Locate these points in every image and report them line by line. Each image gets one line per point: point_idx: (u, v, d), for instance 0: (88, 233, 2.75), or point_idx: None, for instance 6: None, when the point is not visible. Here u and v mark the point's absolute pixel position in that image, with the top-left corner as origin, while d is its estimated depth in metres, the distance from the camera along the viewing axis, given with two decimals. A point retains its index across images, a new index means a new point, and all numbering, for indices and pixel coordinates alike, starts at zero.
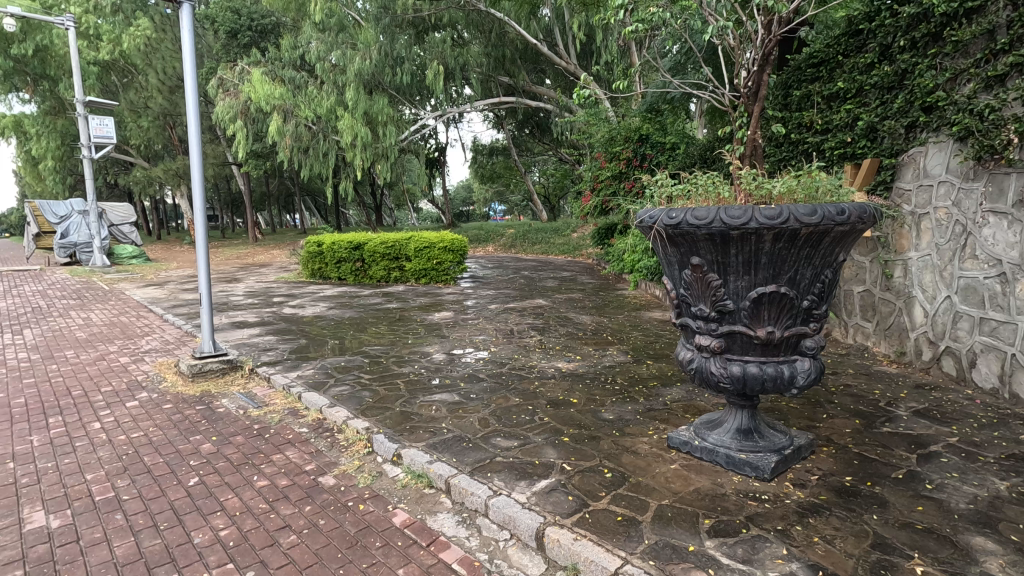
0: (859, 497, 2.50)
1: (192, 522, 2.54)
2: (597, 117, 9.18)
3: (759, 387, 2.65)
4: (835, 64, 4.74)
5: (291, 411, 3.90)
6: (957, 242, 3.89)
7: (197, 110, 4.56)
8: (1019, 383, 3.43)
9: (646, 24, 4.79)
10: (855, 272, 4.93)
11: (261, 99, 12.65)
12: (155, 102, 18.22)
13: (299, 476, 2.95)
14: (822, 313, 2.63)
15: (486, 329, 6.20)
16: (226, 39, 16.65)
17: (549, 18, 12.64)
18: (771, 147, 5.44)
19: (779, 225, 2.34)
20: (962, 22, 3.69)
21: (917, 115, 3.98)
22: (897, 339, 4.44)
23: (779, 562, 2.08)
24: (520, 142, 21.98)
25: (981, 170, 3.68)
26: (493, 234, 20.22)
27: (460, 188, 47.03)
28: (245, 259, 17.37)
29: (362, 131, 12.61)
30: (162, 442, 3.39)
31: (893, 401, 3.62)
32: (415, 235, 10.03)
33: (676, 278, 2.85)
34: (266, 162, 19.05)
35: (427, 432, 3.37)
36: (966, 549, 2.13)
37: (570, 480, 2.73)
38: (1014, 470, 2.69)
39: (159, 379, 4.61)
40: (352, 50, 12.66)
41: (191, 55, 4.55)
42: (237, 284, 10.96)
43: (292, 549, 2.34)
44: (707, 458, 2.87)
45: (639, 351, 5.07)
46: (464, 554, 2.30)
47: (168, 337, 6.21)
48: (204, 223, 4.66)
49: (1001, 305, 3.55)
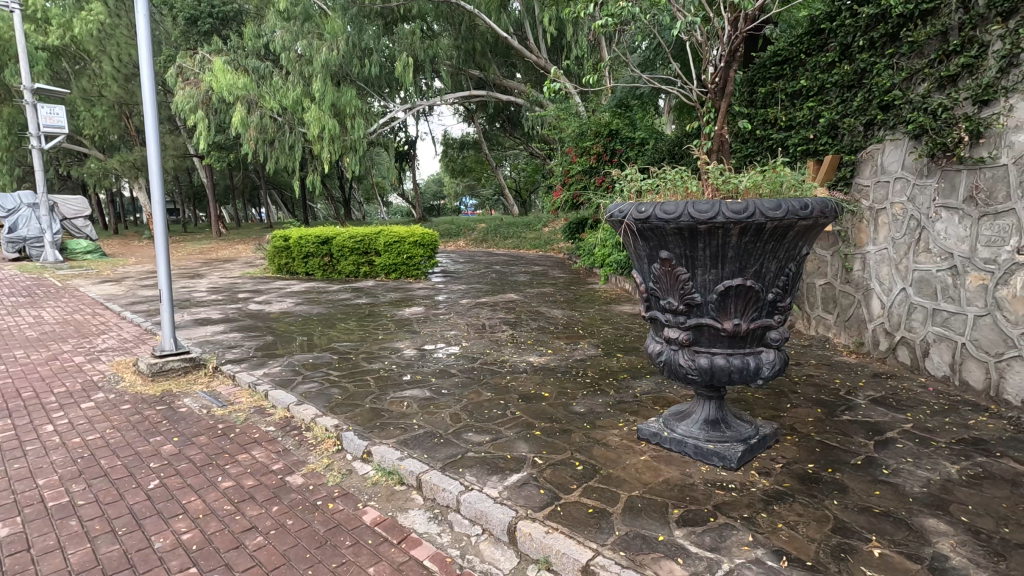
0: (820, 484, 2.58)
1: (153, 526, 2.46)
2: (568, 112, 9.15)
3: (726, 379, 2.70)
4: (798, 63, 4.85)
5: (257, 410, 3.80)
6: (912, 236, 4.03)
7: (154, 101, 4.35)
8: (968, 370, 3.60)
9: (615, 19, 4.72)
10: (817, 266, 5.09)
11: (223, 89, 12.07)
12: (110, 90, 17.49)
13: (265, 476, 2.88)
14: (787, 305, 2.70)
15: (458, 324, 6.17)
16: (186, 26, 16.05)
17: (519, 12, 12.63)
18: (738, 143, 5.54)
19: (745, 219, 2.38)
20: (917, 23, 3.80)
21: (875, 113, 4.10)
22: (856, 330, 4.60)
23: (746, 549, 2.13)
24: (491, 137, 21.94)
25: (934, 167, 3.83)
26: (464, 229, 20.14)
27: (431, 182, 46.60)
28: (208, 254, 16.85)
29: (329, 123, 12.20)
30: (119, 445, 3.26)
31: (852, 390, 3.75)
32: (384, 228, 9.91)
33: (645, 271, 2.87)
34: (230, 154, 18.54)
35: (399, 428, 3.33)
36: (920, 531, 2.22)
37: (541, 473, 2.74)
38: (963, 454, 2.82)
39: (116, 380, 4.43)
40: (318, 40, 12.19)
41: (147, 44, 4.33)
42: (199, 280, 10.65)
43: (259, 552, 2.28)
44: (677, 449, 2.92)
45: (610, 344, 5.12)
46: (435, 551, 2.29)
47: (127, 335, 5.97)
48: (163, 217, 4.46)
49: (953, 296, 3.69)
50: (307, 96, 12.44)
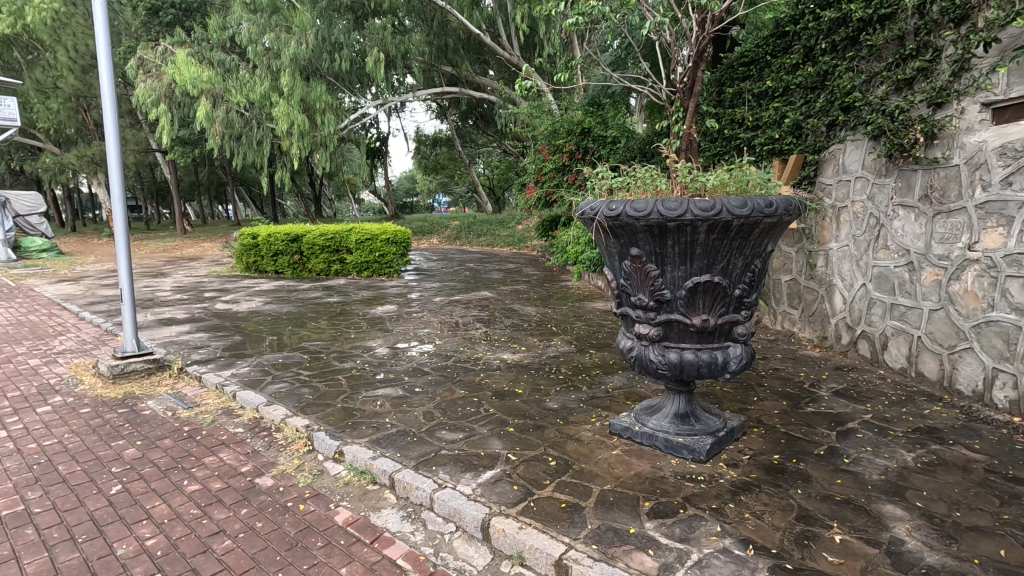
0: (785, 474, 2.66)
1: (115, 532, 2.38)
2: (541, 110, 9.17)
3: (695, 373, 2.76)
4: (765, 64, 4.97)
5: (224, 411, 3.72)
6: (871, 234, 4.17)
7: (112, 94, 4.20)
8: (924, 363, 3.75)
9: (585, 18, 4.75)
10: (783, 263, 5.23)
11: (187, 82, 11.74)
12: (66, 82, 16.81)
13: (234, 478, 2.82)
14: (752, 301, 2.77)
15: (431, 322, 6.15)
16: (147, 17, 15.54)
17: (491, 9, 12.58)
18: (706, 142, 5.65)
19: (712, 217, 2.43)
20: (876, 28, 3.92)
21: (837, 114, 4.22)
22: (819, 325, 4.75)
23: (714, 539, 2.18)
24: (464, 133, 21.86)
25: (891, 167, 3.97)
26: (437, 227, 20.04)
27: (404, 179, 46.13)
28: (172, 252, 16.36)
29: (298, 118, 11.93)
30: (78, 449, 3.16)
31: (816, 382, 3.88)
32: (356, 226, 9.80)
33: (616, 269, 2.91)
34: (194, 150, 18.03)
35: (371, 428, 3.29)
36: (878, 517, 2.31)
37: (515, 470, 2.75)
38: (919, 442, 2.94)
39: (74, 382, 4.27)
40: (286, 34, 11.91)
41: (105, 35, 4.17)
42: (162, 279, 10.32)
43: (228, 555, 2.24)
44: (647, 443, 2.97)
45: (582, 341, 5.17)
46: (409, 550, 2.28)
47: (86, 336, 5.77)
48: (124, 215, 4.31)
49: (909, 292, 3.84)
50: (275, 91, 12.16)
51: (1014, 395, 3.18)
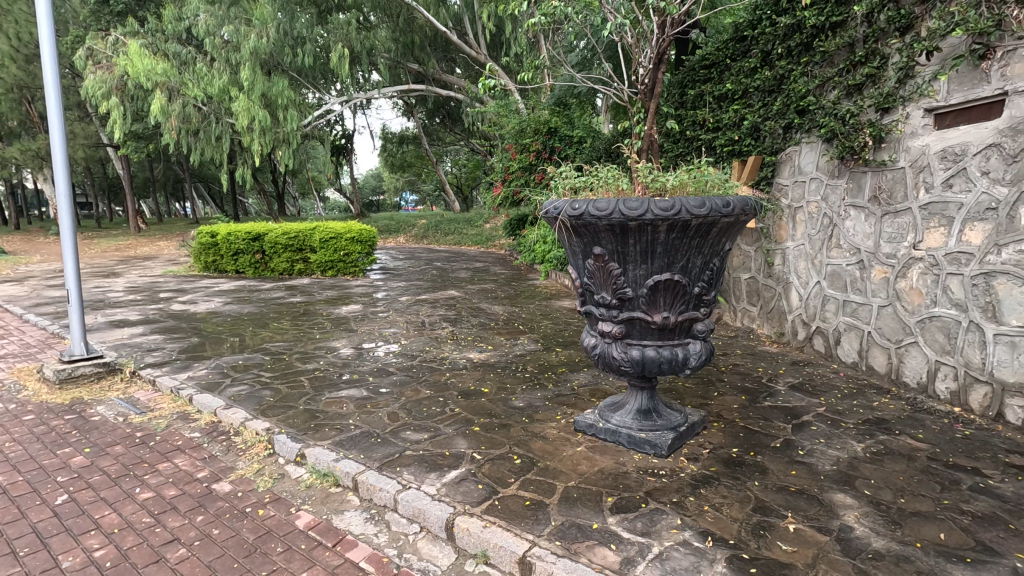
0: (743, 466, 2.74)
1: (60, 545, 2.28)
2: (508, 109, 9.15)
3: (656, 369, 2.81)
4: (724, 67, 5.08)
5: (180, 415, 3.60)
6: (825, 233, 4.33)
7: (57, 84, 4.00)
8: (874, 356, 3.91)
9: (549, 19, 4.80)
10: (742, 261, 5.39)
11: (140, 75, 11.22)
12: (8, 72, 15.96)
13: (189, 485, 2.73)
14: (711, 299, 2.83)
15: (397, 321, 6.10)
16: (98, 5, 14.95)
17: (458, 7, 12.56)
18: (669, 143, 5.77)
19: (672, 217, 2.47)
20: (828, 34, 4.04)
21: (792, 117, 4.35)
22: (777, 321, 4.91)
23: (675, 533, 2.23)
24: (430, 132, 21.75)
25: (843, 169, 4.13)
26: (404, 226, 19.79)
27: (370, 177, 45.50)
28: (124, 252, 15.70)
29: (260, 114, 11.55)
30: (21, 458, 3.01)
31: (773, 377, 4.00)
32: (320, 224, 9.61)
33: (579, 268, 2.94)
34: (149, 145, 17.40)
35: (335, 429, 3.25)
36: (830, 505, 2.40)
37: (480, 469, 2.75)
38: (868, 433, 3.07)
39: (17, 389, 4.06)
40: (246, 26, 11.58)
41: (48, 21, 3.96)
42: (113, 280, 9.89)
43: (181, 564, 2.16)
44: (611, 439, 3.01)
45: (549, 339, 5.21)
46: (372, 552, 2.26)
47: (29, 340, 5.47)
48: (71, 210, 4.11)
49: (860, 288, 4.00)
50: (234, 85, 11.78)
51: (954, 385, 3.35)
